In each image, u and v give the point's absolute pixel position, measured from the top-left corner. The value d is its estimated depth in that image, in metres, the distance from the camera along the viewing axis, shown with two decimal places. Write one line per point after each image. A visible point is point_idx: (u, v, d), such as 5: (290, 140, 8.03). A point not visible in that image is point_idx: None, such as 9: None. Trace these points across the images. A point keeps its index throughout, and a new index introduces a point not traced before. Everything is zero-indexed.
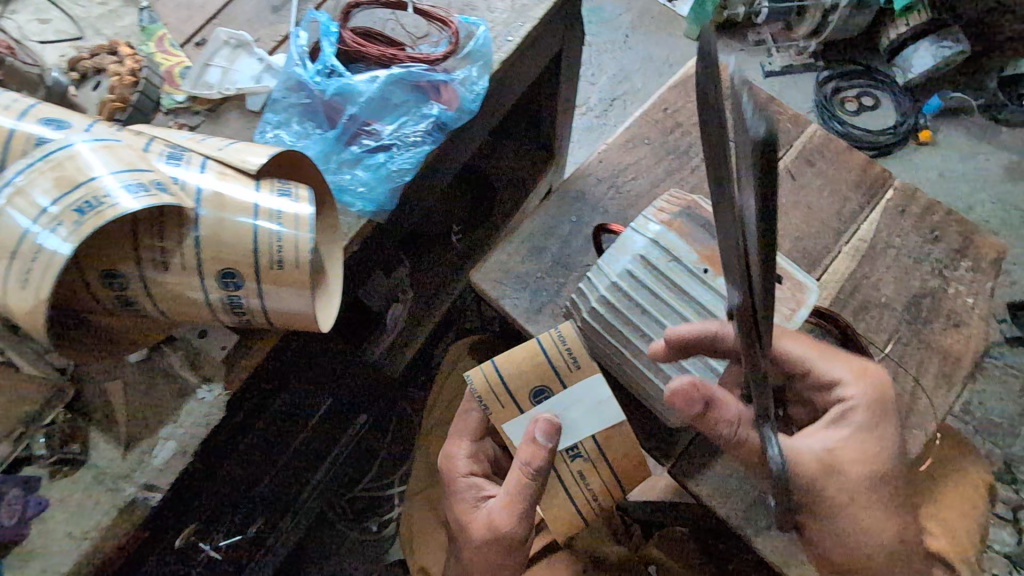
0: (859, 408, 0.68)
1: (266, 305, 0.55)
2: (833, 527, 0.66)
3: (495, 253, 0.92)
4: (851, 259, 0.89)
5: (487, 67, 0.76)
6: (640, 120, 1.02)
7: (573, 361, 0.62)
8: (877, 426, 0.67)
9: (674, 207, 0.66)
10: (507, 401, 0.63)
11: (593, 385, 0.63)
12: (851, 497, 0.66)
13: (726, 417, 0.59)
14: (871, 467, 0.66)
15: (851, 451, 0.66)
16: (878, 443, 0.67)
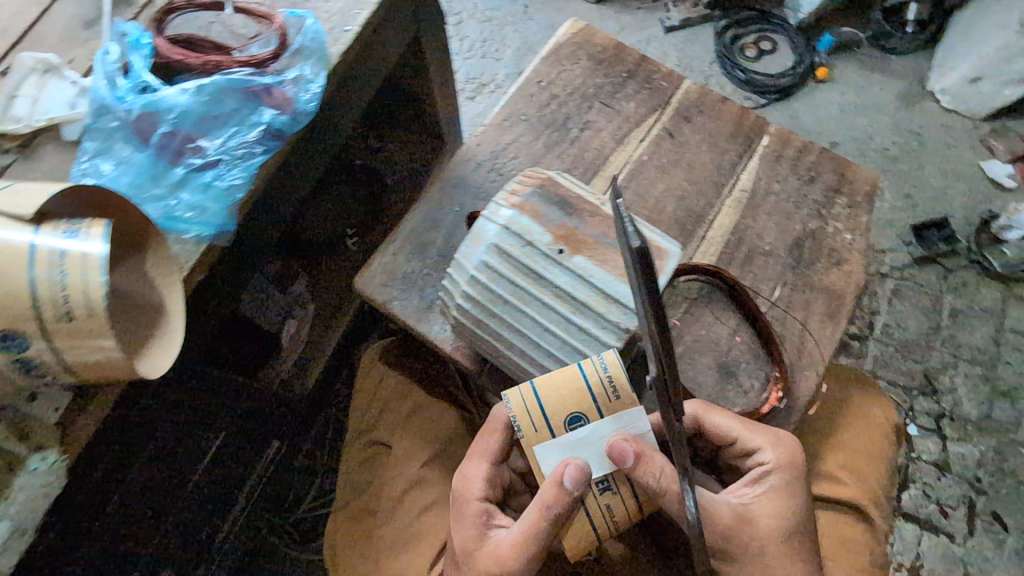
0: (775, 471, 0.67)
1: (65, 359, 0.51)
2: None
3: (378, 256, 0.88)
4: (734, 211, 0.89)
5: (322, 62, 0.71)
6: (516, 95, 0.99)
7: (614, 391, 0.54)
8: (790, 486, 0.68)
9: (527, 187, 0.62)
10: (539, 429, 0.54)
11: (628, 417, 0.54)
12: (762, 552, 0.65)
13: (654, 468, 0.52)
14: (782, 527, 0.66)
15: (763, 512, 0.66)
16: (787, 503, 0.67)
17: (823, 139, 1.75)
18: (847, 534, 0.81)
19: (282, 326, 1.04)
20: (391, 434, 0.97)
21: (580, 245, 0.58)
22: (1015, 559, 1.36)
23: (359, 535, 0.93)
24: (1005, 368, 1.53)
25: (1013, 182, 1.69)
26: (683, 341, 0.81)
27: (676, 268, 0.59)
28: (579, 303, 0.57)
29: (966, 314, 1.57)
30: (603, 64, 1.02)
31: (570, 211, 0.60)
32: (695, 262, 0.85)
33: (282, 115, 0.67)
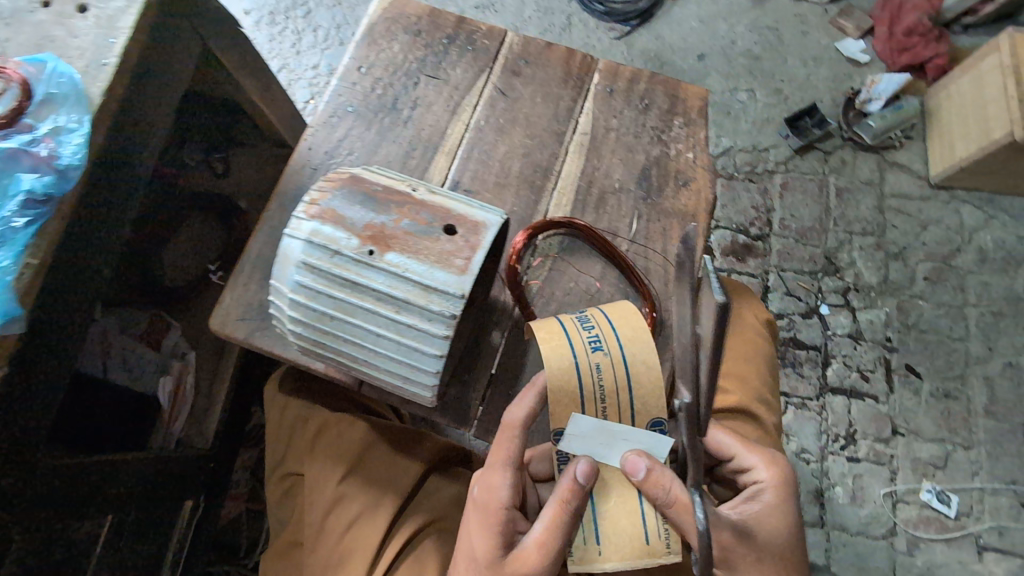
0: (770, 488, 0.70)
1: None
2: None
3: (229, 290, 0.81)
4: (578, 157, 0.89)
5: (80, 105, 0.65)
6: (339, 85, 0.93)
7: (634, 332, 0.64)
8: (785, 506, 0.69)
9: (327, 193, 0.58)
10: (565, 353, 0.62)
11: (649, 363, 0.63)
12: (760, 558, 0.65)
13: (661, 480, 0.58)
14: (778, 536, 0.67)
15: (759, 523, 0.67)
16: (785, 518, 0.69)
17: (688, 54, 1.76)
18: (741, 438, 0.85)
19: (157, 385, 0.95)
20: (299, 462, 0.94)
21: (391, 241, 0.56)
22: (931, 402, 1.48)
23: (292, 569, 0.91)
24: (892, 232, 1.62)
25: (865, 57, 1.76)
26: (554, 300, 0.81)
27: (495, 238, 0.57)
28: (401, 300, 0.55)
29: (849, 191, 1.65)
30: (422, 35, 0.97)
31: (375, 208, 0.57)
32: (550, 216, 0.84)
33: (43, 176, 0.61)
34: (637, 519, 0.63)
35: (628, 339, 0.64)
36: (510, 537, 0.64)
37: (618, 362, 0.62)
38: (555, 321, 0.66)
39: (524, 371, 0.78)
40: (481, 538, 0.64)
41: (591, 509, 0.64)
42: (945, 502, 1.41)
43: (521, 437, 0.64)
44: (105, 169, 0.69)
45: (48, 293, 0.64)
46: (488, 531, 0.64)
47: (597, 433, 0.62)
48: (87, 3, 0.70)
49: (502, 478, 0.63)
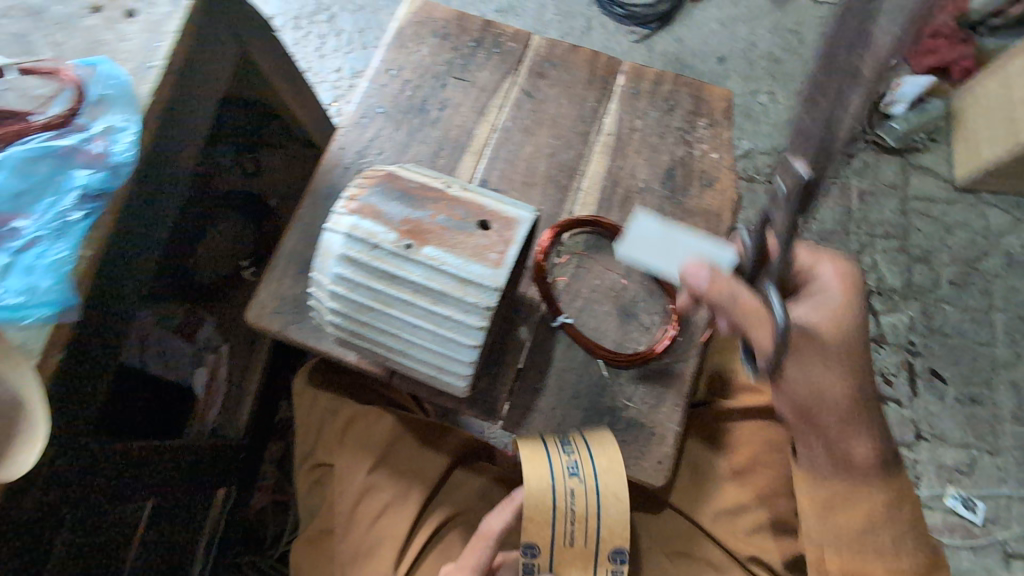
0: (833, 293, 0.69)
1: None
2: (803, 365, 0.68)
3: (264, 285, 0.83)
4: (604, 157, 0.90)
5: (130, 105, 0.67)
6: (369, 87, 0.95)
7: (611, 464, 0.73)
8: (851, 305, 0.69)
9: (365, 190, 0.61)
10: (543, 477, 0.72)
11: (618, 494, 0.74)
12: (823, 347, 0.68)
13: (723, 287, 0.66)
14: (842, 328, 0.68)
15: (826, 322, 0.68)
16: (853, 316, 0.69)
17: (709, 56, 1.77)
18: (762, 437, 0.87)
19: (193, 376, 1.00)
20: (330, 453, 0.96)
21: (427, 235, 0.58)
22: (956, 407, 1.47)
23: (321, 558, 0.93)
24: (916, 235, 1.61)
25: None
26: (581, 296, 0.82)
27: (527, 234, 0.59)
28: (438, 293, 0.57)
29: (872, 194, 1.64)
30: (449, 38, 0.99)
31: (412, 202, 0.59)
32: (576, 215, 0.86)
33: (97, 172, 0.64)
34: None
35: (602, 466, 0.73)
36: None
37: (592, 493, 0.74)
38: (540, 441, 0.74)
39: (551, 366, 0.79)
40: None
41: None
42: (971, 509, 1.39)
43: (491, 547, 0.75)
44: (151, 167, 0.72)
45: (99, 283, 0.67)
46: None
47: (657, 238, 0.79)
48: (136, 8, 0.73)
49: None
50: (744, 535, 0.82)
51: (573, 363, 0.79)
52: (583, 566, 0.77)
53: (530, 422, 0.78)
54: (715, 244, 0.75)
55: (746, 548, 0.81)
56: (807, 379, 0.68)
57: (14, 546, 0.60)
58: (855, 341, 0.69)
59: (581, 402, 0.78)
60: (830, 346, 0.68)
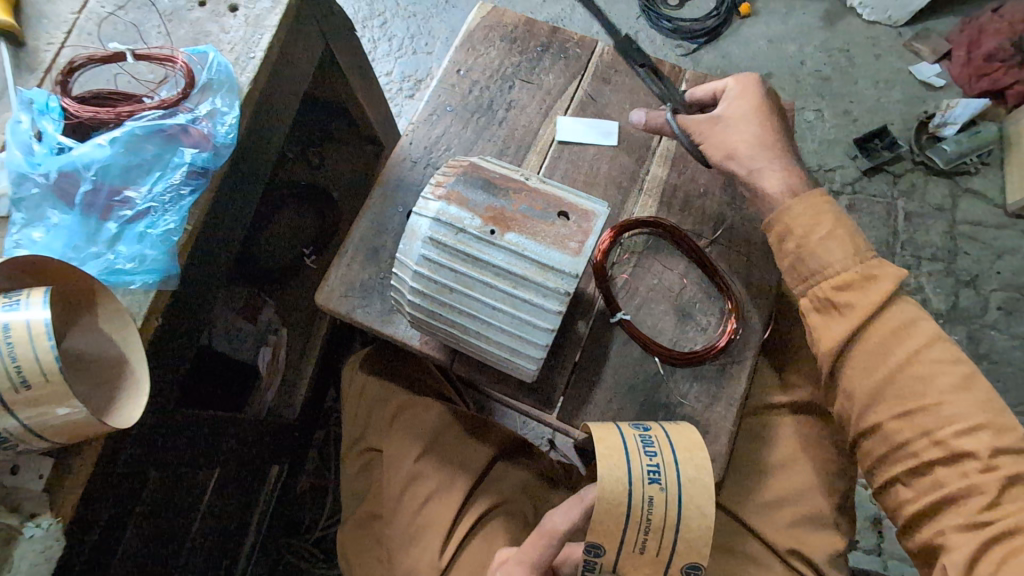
0: (735, 84, 0.84)
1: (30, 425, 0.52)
2: (720, 135, 0.83)
3: (334, 269, 0.87)
4: (665, 161, 0.92)
5: (233, 92, 0.72)
6: (439, 86, 0.99)
7: (695, 473, 0.65)
8: (747, 92, 0.83)
9: (450, 178, 0.64)
10: (621, 468, 0.63)
11: (701, 510, 0.64)
12: (727, 120, 0.83)
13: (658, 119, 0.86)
14: (750, 112, 0.82)
15: (734, 105, 0.82)
16: (753, 97, 0.83)
17: (757, 72, 1.78)
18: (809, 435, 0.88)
19: (257, 354, 1.02)
20: (380, 439, 0.99)
21: (510, 222, 0.61)
22: None
23: (368, 538, 0.96)
24: (964, 259, 1.58)
25: (942, 81, 1.74)
26: (638, 294, 0.84)
27: (604, 227, 0.61)
28: (519, 277, 0.60)
29: (920, 215, 1.62)
30: (517, 42, 1.03)
31: (495, 191, 0.63)
32: (636, 216, 0.88)
33: (202, 152, 0.68)
34: None
35: (685, 467, 0.65)
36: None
37: (670, 500, 0.64)
38: (617, 429, 0.67)
39: (607, 361, 0.81)
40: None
41: None
42: None
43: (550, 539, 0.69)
44: (240, 152, 0.76)
45: (193, 256, 0.71)
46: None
47: (573, 129, 0.95)
48: (238, 3, 0.78)
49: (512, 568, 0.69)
50: (786, 531, 0.83)
51: (629, 360, 0.81)
52: None
53: (585, 414, 0.80)
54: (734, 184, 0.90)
55: (788, 544, 0.83)
56: (730, 148, 0.81)
57: (106, 496, 0.64)
58: (762, 114, 0.82)
59: (637, 398, 0.80)
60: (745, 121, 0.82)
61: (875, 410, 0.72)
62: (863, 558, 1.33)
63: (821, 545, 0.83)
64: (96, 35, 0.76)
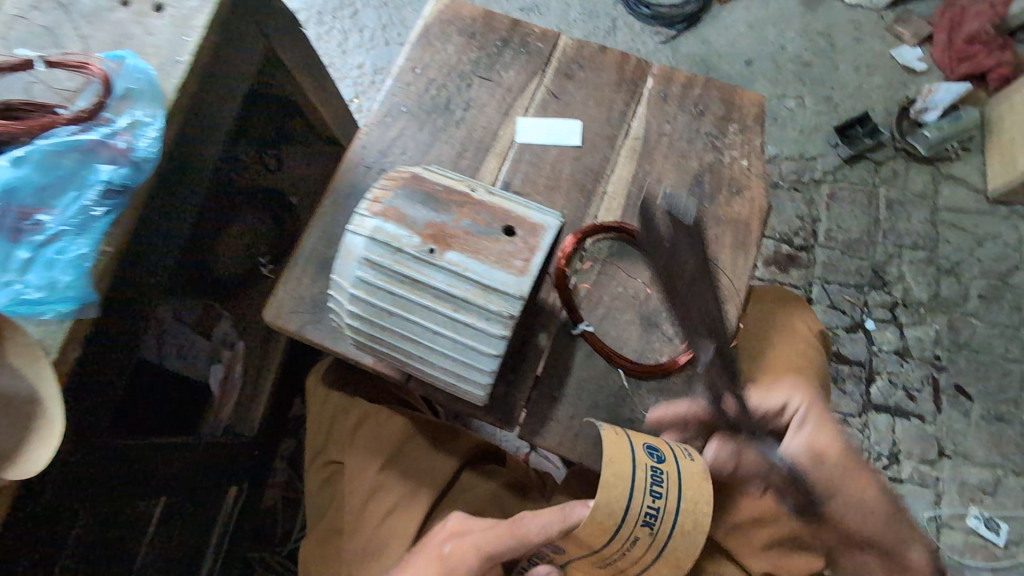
0: (807, 407, 0.81)
1: None
2: (846, 506, 0.82)
3: (282, 282, 0.82)
4: (631, 161, 0.88)
5: (156, 100, 0.67)
6: (394, 85, 0.93)
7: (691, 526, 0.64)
8: (821, 417, 0.82)
9: (388, 192, 0.60)
10: (624, 475, 0.60)
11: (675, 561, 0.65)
12: (836, 469, 0.81)
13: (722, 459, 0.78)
14: (836, 441, 0.82)
15: (825, 444, 0.81)
16: (833, 432, 0.82)
17: (736, 59, 1.73)
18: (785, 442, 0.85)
19: (210, 372, 0.98)
20: (341, 451, 0.96)
21: (451, 240, 0.56)
22: (981, 424, 1.42)
23: (330, 555, 0.92)
24: (945, 248, 1.56)
25: (923, 65, 1.70)
26: (602, 304, 0.80)
27: (553, 241, 0.57)
28: (461, 300, 0.55)
29: (901, 203, 1.59)
30: (475, 36, 0.97)
31: (436, 206, 0.58)
32: (600, 220, 0.84)
33: (120, 168, 0.63)
34: None
35: (689, 479, 0.65)
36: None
37: (653, 545, 0.63)
38: (626, 436, 0.64)
39: (569, 375, 0.78)
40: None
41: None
42: (993, 529, 1.35)
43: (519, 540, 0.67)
44: (169, 163, 0.71)
45: (118, 279, 0.67)
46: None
47: (534, 128, 0.90)
48: (164, 2, 0.73)
49: (473, 551, 0.69)
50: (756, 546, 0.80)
51: (593, 374, 0.78)
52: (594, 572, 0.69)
53: (547, 430, 0.76)
54: (702, 185, 0.86)
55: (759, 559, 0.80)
56: (858, 515, 0.82)
57: (28, 537, 0.60)
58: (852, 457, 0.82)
59: (601, 414, 0.76)
60: (846, 466, 0.82)
61: None
62: None
63: None
64: (6, 39, 0.70)
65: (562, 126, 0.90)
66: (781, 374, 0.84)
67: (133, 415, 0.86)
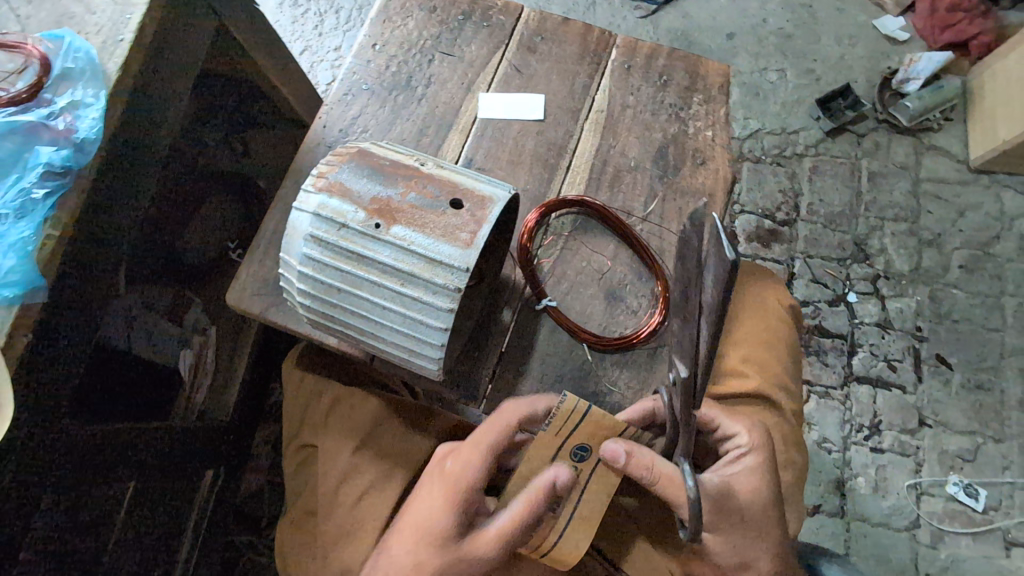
0: (752, 452, 0.72)
1: None
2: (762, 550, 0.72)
3: (245, 265, 0.79)
4: (594, 135, 0.87)
5: (96, 80, 0.69)
6: (354, 62, 0.91)
7: (592, 512, 0.64)
8: (764, 470, 0.72)
9: (334, 167, 0.59)
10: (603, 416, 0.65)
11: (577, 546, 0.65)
12: (742, 517, 0.69)
13: (642, 461, 0.61)
14: (761, 496, 0.70)
15: (742, 487, 0.70)
16: (762, 491, 0.70)
17: (717, 32, 1.70)
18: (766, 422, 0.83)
19: (178, 357, 0.96)
20: (314, 435, 0.94)
21: (396, 214, 0.56)
22: (962, 393, 1.40)
23: (306, 537, 0.92)
24: (927, 218, 1.54)
25: (904, 35, 1.68)
26: (566, 279, 0.80)
27: (501, 213, 0.57)
28: (407, 274, 0.56)
29: (883, 174, 1.57)
30: (437, 11, 0.95)
31: (381, 181, 0.58)
32: (563, 194, 0.83)
33: (61, 150, 0.65)
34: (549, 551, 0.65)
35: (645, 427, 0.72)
36: (467, 523, 0.65)
37: (557, 527, 0.64)
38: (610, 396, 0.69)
39: (533, 351, 0.77)
40: (441, 513, 0.64)
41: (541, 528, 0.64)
42: (972, 496, 1.33)
43: (504, 439, 0.66)
44: (119, 147, 0.71)
45: (66, 267, 0.66)
46: (449, 511, 0.64)
47: (496, 102, 0.89)
48: None
49: (476, 464, 0.64)
50: None
51: (558, 348, 0.77)
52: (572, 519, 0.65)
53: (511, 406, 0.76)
54: (665, 157, 0.86)
55: None
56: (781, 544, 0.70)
57: None
58: (767, 518, 0.70)
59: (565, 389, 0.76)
60: (754, 525, 0.69)
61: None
62: (827, 522, 1.31)
63: None
64: None
65: (523, 100, 0.89)
66: (743, 416, 0.76)
67: (110, 410, 0.83)
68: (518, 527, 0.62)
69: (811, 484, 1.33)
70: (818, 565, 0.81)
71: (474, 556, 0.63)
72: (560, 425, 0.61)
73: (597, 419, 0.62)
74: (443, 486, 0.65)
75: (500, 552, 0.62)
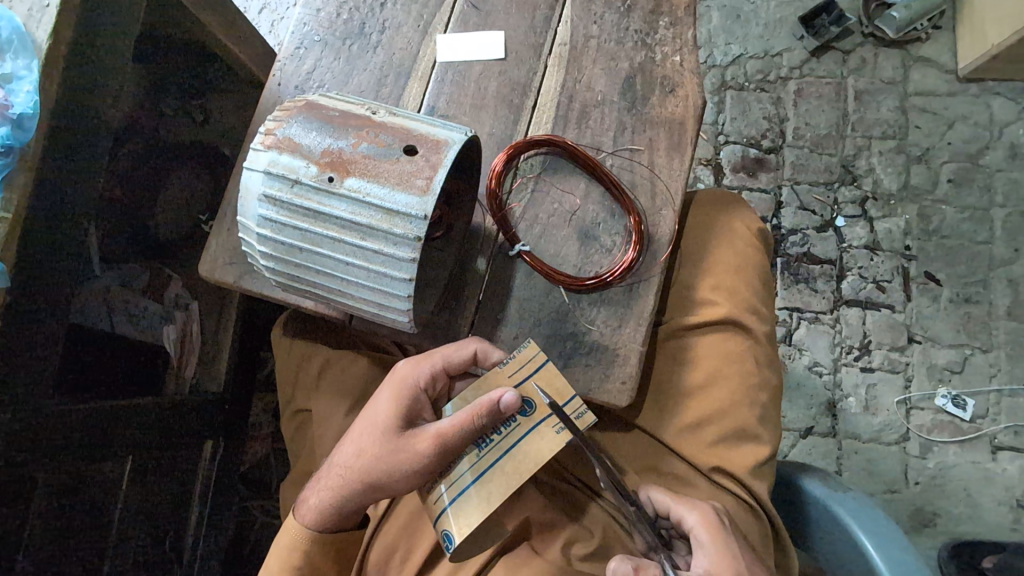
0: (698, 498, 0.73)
1: None
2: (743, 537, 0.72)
3: (214, 235, 0.77)
4: (558, 70, 0.84)
5: (28, 52, 0.67)
6: (304, 13, 0.87)
7: (512, 470, 0.64)
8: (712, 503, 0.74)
9: (281, 123, 0.57)
10: (544, 369, 0.68)
11: (488, 498, 0.64)
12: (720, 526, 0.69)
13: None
14: None
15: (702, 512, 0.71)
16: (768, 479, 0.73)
17: None
18: (749, 352, 0.83)
19: (162, 334, 0.97)
20: (308, 399, 0.94)
21: (350, 165, 0.55)
22: (950, 308, 1.41)
23: None
24: (914, 133, 1.50)
25: None
26: (536, 222, 0.79)
27: (456, 155, 0.55)
28: (366, 227, 0.55)
29: (870, 92, 1.52)
30: None
31: (331, 132, 0.56)
32: (530, 135, 0.81)
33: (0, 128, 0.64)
34: (461, 498, 0.64)
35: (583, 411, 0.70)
36: (410, 422, 0.68)
37: (477, 468, 0.64)
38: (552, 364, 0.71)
39: (510, 298, 0.77)
40: (385, 403, 0.68)
41: (477, 454, 0.65)
42: (960, 406, 1.36)
43: (461, 354, 0.69)
44: (65, 122, 0.68)
45: (29, 250, 0.65)
46: (393, 403, 0.67)
47: (456, 43, 0.85)
48: None
49: (427, 365, 0.68)
50: (710, 448, 0.81)
51: (534, 293, 0.77)
52: (503, 477, 0.64)
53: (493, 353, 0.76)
54: (633, 88, 0.83)
55: (710, 459, 0.80)
56: None
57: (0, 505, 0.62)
58: None
59: (543, 330, 0.76)
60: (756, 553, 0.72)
61: (837, 533, 0.79)
62: (818, 442, 1.35)
63: (745, 453, 0.80)
64: None
65: (481, 39, 0.85)
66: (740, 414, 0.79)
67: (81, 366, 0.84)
68: (457, 431, 0.63)
69: (803, 407, 1.37)
70: (803, 481, 0.84)
71: (411, 449, 0.64)
72: (517, 370, 0.67)
73: (550, 378, 0.67)
74: (392, 381, 0.69)
75: (434, 451, 0.63)
